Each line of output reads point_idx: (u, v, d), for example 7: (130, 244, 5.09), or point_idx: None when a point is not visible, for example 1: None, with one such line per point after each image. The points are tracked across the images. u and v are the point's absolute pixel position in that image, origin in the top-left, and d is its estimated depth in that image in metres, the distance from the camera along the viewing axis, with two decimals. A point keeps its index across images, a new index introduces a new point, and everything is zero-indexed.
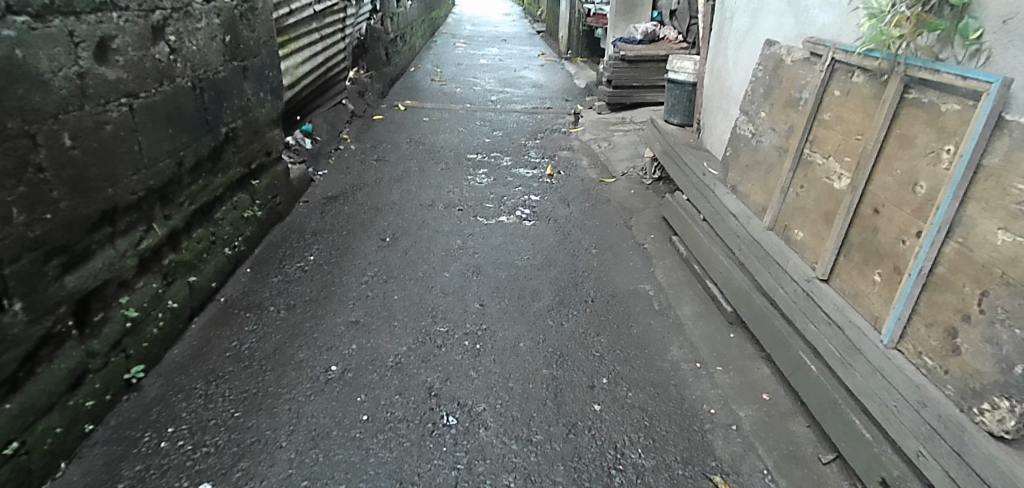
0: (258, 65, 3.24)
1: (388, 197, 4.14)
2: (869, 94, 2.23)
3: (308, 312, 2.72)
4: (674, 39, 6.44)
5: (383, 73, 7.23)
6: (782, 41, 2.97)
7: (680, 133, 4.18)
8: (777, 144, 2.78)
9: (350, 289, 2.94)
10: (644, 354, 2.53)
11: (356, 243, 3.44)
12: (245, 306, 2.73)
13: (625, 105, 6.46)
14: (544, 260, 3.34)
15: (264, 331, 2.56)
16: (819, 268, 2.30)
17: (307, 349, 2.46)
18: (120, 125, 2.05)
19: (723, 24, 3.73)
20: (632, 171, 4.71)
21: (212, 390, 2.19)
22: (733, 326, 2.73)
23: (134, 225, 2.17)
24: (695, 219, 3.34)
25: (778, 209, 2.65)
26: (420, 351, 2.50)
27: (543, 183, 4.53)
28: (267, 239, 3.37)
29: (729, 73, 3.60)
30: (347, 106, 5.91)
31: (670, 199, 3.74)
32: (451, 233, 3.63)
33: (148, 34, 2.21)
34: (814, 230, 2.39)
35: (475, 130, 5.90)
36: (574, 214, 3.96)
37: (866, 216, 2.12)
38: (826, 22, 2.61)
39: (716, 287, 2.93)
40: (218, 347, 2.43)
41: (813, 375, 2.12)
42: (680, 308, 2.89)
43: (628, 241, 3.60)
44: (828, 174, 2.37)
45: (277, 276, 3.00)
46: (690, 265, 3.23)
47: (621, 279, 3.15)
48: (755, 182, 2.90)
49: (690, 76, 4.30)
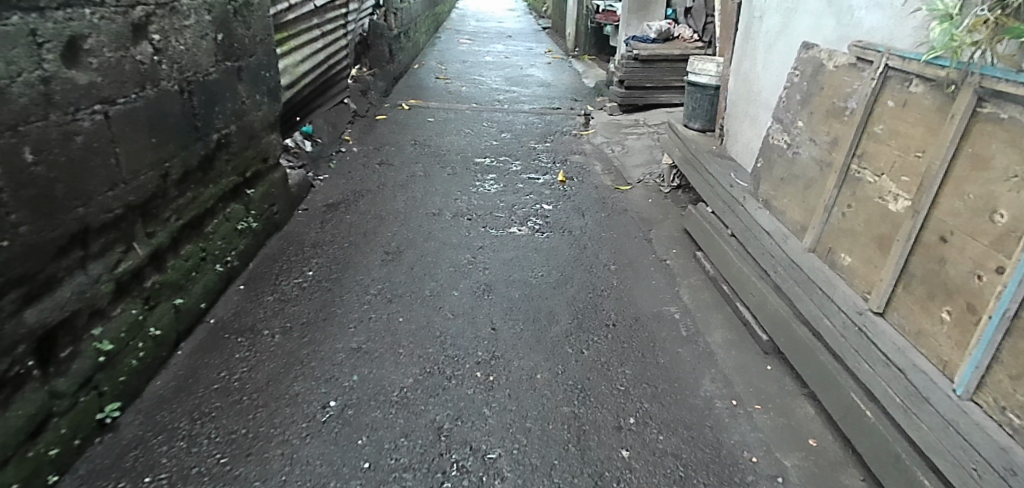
0: (253, 66, 3.01)
1: (392, 205, 3.92)
2: (931, 107, 1.98)
3: (305, 337, 2.49)
4: (689, 39, 6.19)
5: (387, 71, 7.01)
6: (822, 44, 2.73)
7: (702, 139, 3.94)
8: (817, 158, 2.55)
9: (352, 311, 2.71)
10: (674, 389, 2.32)
11: (359, 257, 3.21)
12: (236, 330, 2.51)
13: (638, 107, 6.23)
14: (560, 277, 3.11)
15: (256, 359, 2.33)
16: (872, 301, 2.07)
17: (302, 381, 2.24)
18: (93, 135, 1.82)
19: (751, 24, 3.49)
20: (648, 178, 4.49)
21: (196, 431, 1.97)
22: (770, 357, 2.51)
23: (111, 246, 1.95)
24: (723, 235, 3.11)
25: (821, 230, 2.42)
26: (427, 384, 2.27)
27: (556, 190, 4.30)
28: (262, 252, 3.15)
29: (757, 77, 3.37)
30: (349, 106, 5.69)
31: (694, 211, 3.52)
32: (460, 246, 3.40)
33: (127, 32, 1.98)
34: (864, 256, 2.16)
35: (482, 132, 5.67)
36: (589, 225, 3.74)
37: (930, 244, 1.88)
38: (876, 25, 2.36)
39: (749, 313, 2.70)
40: (205, 379, 2.20)
41: (870, 423, 1.90)
42: (709, 335, 2.67)
43: (648, 256, 3.37)
44: (882, 194, 2.13)
45: (271, 295, 2.78)
46: (719, 285, 3.00)
47: (643, 300, 2.93)
48: (792, 198, 2.67)
49: (712, 79, 4.06)
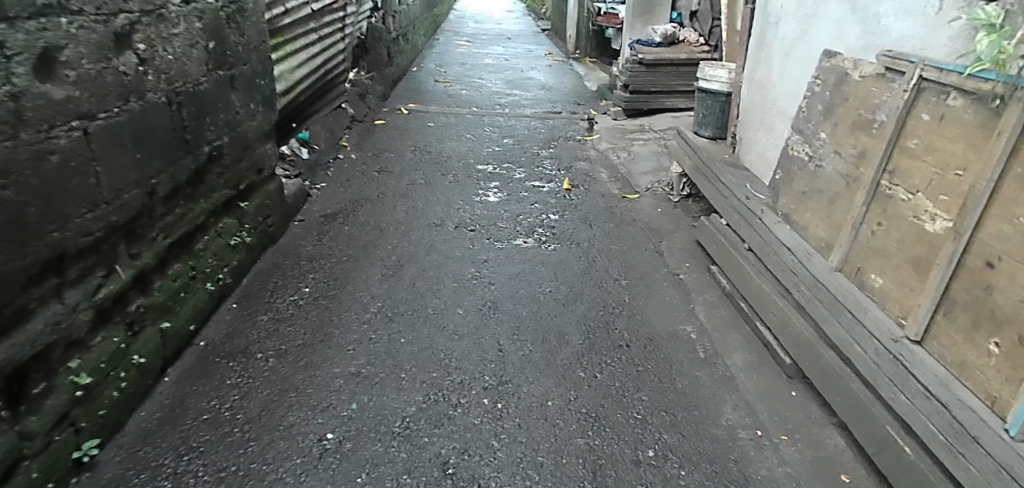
0: (246, 73, 2.89)
1: (393, 216, 3.78)
2: (973, 122, 1.85)
3: (301, 361, 2.35)
4: (695, 42, 6.06)
5: (385, 75, 6.88)
6: (844, 52, 2.61)
7: (713, 148, 3.82)
8: (842, 172, 2.42)
9: (351, 331, 2.57)
10: (695, 417, 2.18)
11: (358, 272, 3.07)
12: (227, 353, 2.37)
13: (643, 111, 6.10)
14: (569, 293, 2.98)
15: (249, 386, 2.19)
16: (909, 327, 1.94)
17: (298, 410, 2.09)
18: (70, 154, 1.69)
19: (766, 30, 3.36)
20: (656, 186, 4.36)
21: (182, 468, 1.83)
22: (794, 381, 2.38)
23: (90, 271, 1.82)
24: (739, 249, 2.98)
25: (848, 248, 2.29)
26: (431, 413, 2.13)
27: (561, 199, 4.16)
28: (257, 267, 3.01)
29: (773, 85, 3.24)
30: (346, 111, 5.55)
31: (707, 223, 3.40)
32: (464, 259, 3.27)
33: (110, 42, 1.85)
34: (898, 278, 2.03)
35: (483, 138, 5.54)
36: (598, 237, 3.60)
37: (975, 269, 1.76)
38: (904, 33, 2.25)
39: (770, 334, 2.58)
40: (194, 409, 2.06)
41: (909, 460, 1.77)
42: (728, 357, 2.54)
43: (660, 270, 3.24)
44: (917, 213, 2.01)
45: (265, 314, 2.64)
46: (736, 303, 2.87)
47: (657, 318, 2.80)
48: (815, 213, 2.55)
49: (723, 85, 3.94)
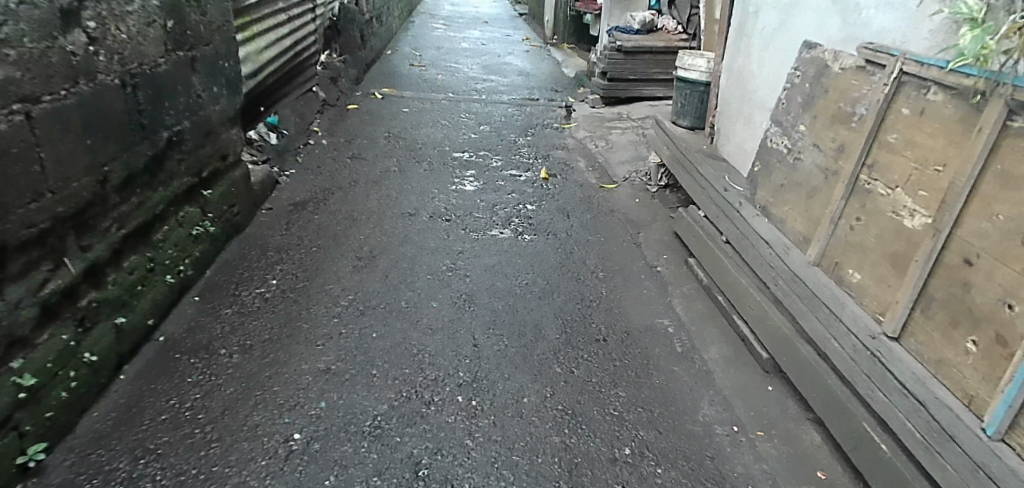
0: (208, 55, 2.76)
1: (365, 205, 3.67)
2: (953, 117, 1.83)
3: (267, 357, 2.26)
4: (673, 30, 6.01)
5: (359, 58, 6.70)
6: (824, 44, 2.58)
7: (691, 138, 3.79)
8: (821, 165, 2.40)
9: (320, 326, 2.48)
10: (672, 413, 2.16)
11: (329, 263, 2.97)
12: (189, 349, 2.26)
13: (621, 100, 6.05)
14: (545, 286, 2.93)
15: (211, 384, 2.09)
16: (887, 324, 1.93)
17: (263, 409, 2.01)
18: (10, 139, 1.57)
19: (745, 19, 3.32)
20: (634, 176, 4.32)
21: (138, 472, 1.74)
22: (771, 376, 2.37)
23: (34, 265, 1.71)
24: (717, 241, 2.96)
25: (826, 243, 2.28)
26: (404, 411, 2.06)
27: (538, 189, 4.10)
28: (222, 258, 2.90)
29: (752, 75, 3.21)
30: (318, 95, 5.39)
31: (685, 215, 3.37)
32: (438, 251, 3.19)
33: (55, 19, 1.72)
34: (877, 273, 2.02)
35: (459, 124, 5.43)
36: (575, 227, 3.55)
37: (953, 266, 1.75)
38: (884, 26, 2.22)
39: (747, 328, 2.56)
40: (151, 408, 1.96)
41: (885, 457, 1.77)
42: (705, 351, 2.51)
43: (638, 262, 3.21)
44: (896, 208, 1.99)
45: (230, 308, 2.53)
46: (713, 296, 2.86)
47: (635, 311, 2.77)
48: (793, 206, 2.53)
49: (702, 75, 3.90)
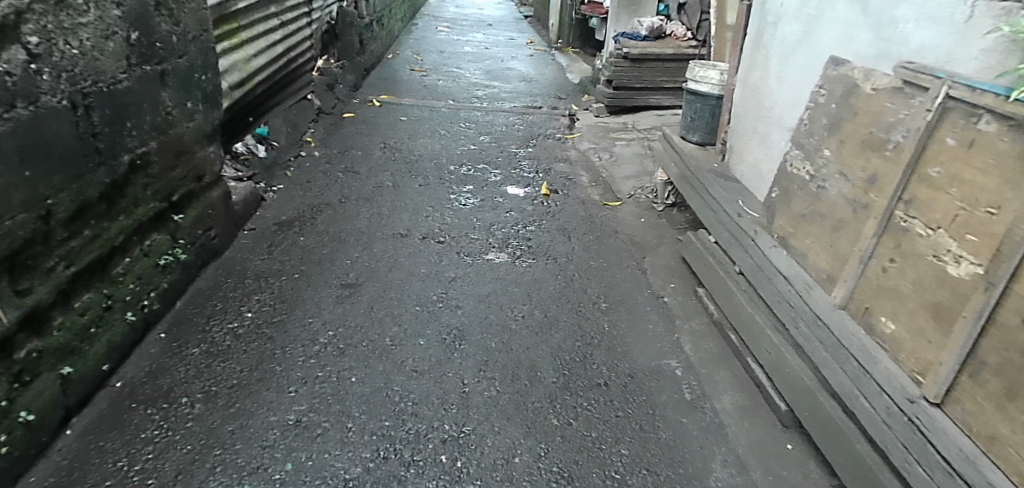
0: (182, 68, 2.54)
1: (353, 224, 3.46)
2: (1009, 152, 1.60)
3: (232, 407, 2.04)
4: (682, 36, 5.78)
5: (357, 63, 6.48)
6: (854, 60, 2.35)
7: (702, 155, 3.56)
8: (850, 197, 2.17)
9: (294, 368, 2.26)
10: (680, 476, 1.93)
11: (310, 293, 2.76)
12: (146, 397, 2.05)
13: (626, 108, 5.82)
14: (543, 320, 2.70)
15: (166, 441, 1.88)
16: (927, 387, 1.69)
17: (220, 473, 1.79)
18: None
19: (763, 30, 3.09)
20: (640, 192, 4.09)
21: None
22: (790, 431, 2.14)
23: None
24: (730, 273, 2.73)
25: (854, 285, 2.04)
26: (379, 475, 1.84)
27: (538, 207, 3.87)
28: (194, 287, 2.68)
29: (770, 90, 2.98)
30: (312, 102, 5.18)
31: (695, 241, 3.14)
32: (429, 277, 2.97)
33: None
34: (915, 325, 1.78)
35: (458, 134, 5.21)
36: (576, 251, 3.32)
37: (1008, 326, 1.51)
38: (929, 43, 1.98)
39: (763, 373, 2.33)
40: (96, 472, 1.75)
41: None
42: (717, 399, 2.28)
43: (643, 292, 2.97)
44: (938, 252, 1.76)
45: (197, 347, 2.32)
46: (725, 333, 2.63)
47: (640, 350, 2.54)
48: (816, 240, 2.29)
49: (715, 87, 3.66)
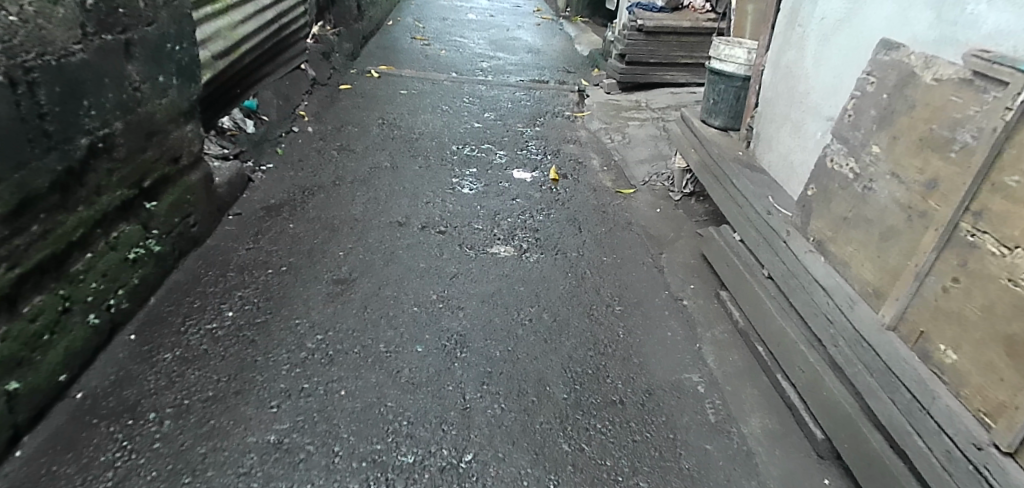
0: (151, 37, 2.26)
1: (348, 210, 3.21)
2: None
3: (205, 426, 1.83)
4: (700, 8, 5.42)
5: (355, 30, 6.13)
6: (910, 45, 2.06)
7: (725, 142, 3.29)
8: (903, 202, 1.91)
9: (277, 379, 2.04)
10: None
11: (298, 289, 2.52)
12: (110, 412, 1.83)
13: (639, 85, 5.50)
14: (552, 324, 2.48)
15: (127, 467, 1.67)
16: (999, 432, 1.46)
17: None
18: None
19: (799, 6, 2.80)
20: (655, 179, 3.84)
21: None
22: (826, 463, 1.94)
23: None
24: (758, 277, 2.50)
25: (906, 304, 1.81)
26: None
27: (547, 194, 3.62)
28: (170, 280, 2.45)
29: (805, 74, 2.70)
30: (307, 73, 4.87)
31: (718, 238, 2.90)
32: (428, 273, 2.74)
33: None
34: (983, 359, 1.55)
35: (461, 110, 4.92)
36: (587, 244, 3.09)
37: None
38: (1006, 28, 1.70)
39: (796, 394, 2.13)
40: None
41: None
42: (745, 421, 2.08)
43: (660, 293, 2.75)
44: (1014, 275, 1.50)
45: (170, 351, 2.09)
46: (751, 345, 2.41)
47: (658, 362, 2.32)
48: (861, 248, 2.05)
49: (741, 68, 3.36)
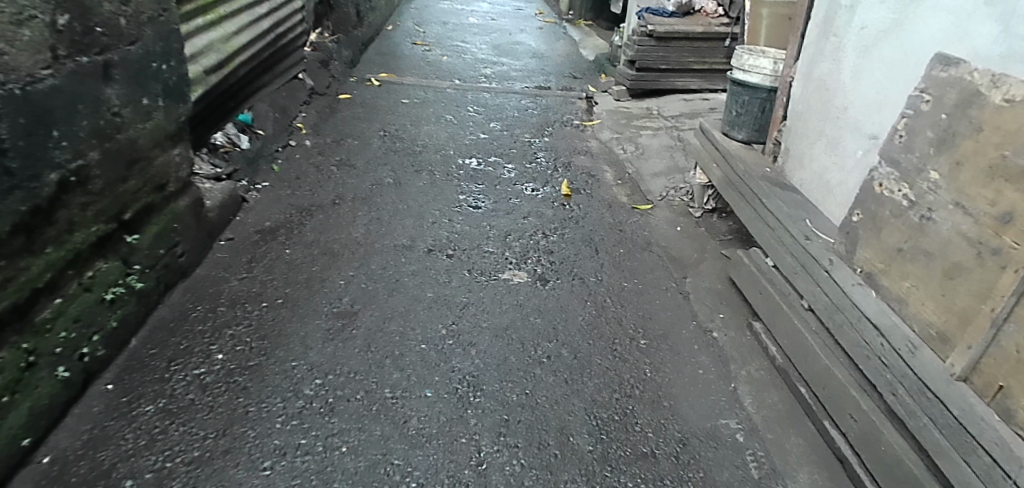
0: (133, 56, 2.05)
1: (349, 233, 3.00)
2: None
3: None
4: (713, 12, 5.24)
5: (354, 37, 5.93)
6: (973, 60, 1.86)
7: (751, 157, 3.09)
8: (971, 236, 1.71)
9: (270, 435, 1.83)
10: None
11: (296, 324, 2.32)
12: (80, 479, 1.63)
13: (649, 92, 5.30)
14: (573, 361, 2.27)
15: None
16: None
17: None
18: None
19: (835, 14, 2.59)
20: (673, 194, 3.64)
21: None
22: None
23: None
24: (796, 309, 2.30)
25: (981, 353, 1.60)
26: None
27: (559, 211, 3.41)
28: (156, 317, 2.25)
29: (843, 87, 2.49)
30: (305, 82, 4.66)
31: (748, 262, 2.70)
32: (437, 303, 2.53)
33: None
34: None
35: (466, 120, 4.71)
36: (606, 268, 2.89)
37: None
38: None
39: (847, 445, 1.93)
40: None
41: None
42: (791, 477, 1.88)
43: (687, 324, 2.55)
44: None
45: (152, 403, 1.89)
46: (792, 385, 2.22)
47: (691, 405, 2.12)
48: (920, 284, 1.85)
49: (768, 78, 3.16)
